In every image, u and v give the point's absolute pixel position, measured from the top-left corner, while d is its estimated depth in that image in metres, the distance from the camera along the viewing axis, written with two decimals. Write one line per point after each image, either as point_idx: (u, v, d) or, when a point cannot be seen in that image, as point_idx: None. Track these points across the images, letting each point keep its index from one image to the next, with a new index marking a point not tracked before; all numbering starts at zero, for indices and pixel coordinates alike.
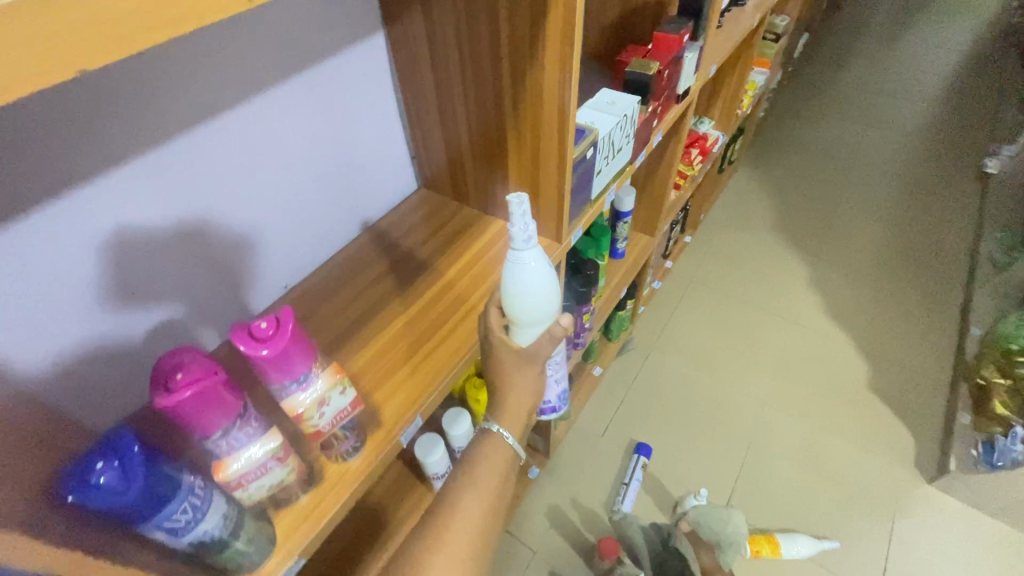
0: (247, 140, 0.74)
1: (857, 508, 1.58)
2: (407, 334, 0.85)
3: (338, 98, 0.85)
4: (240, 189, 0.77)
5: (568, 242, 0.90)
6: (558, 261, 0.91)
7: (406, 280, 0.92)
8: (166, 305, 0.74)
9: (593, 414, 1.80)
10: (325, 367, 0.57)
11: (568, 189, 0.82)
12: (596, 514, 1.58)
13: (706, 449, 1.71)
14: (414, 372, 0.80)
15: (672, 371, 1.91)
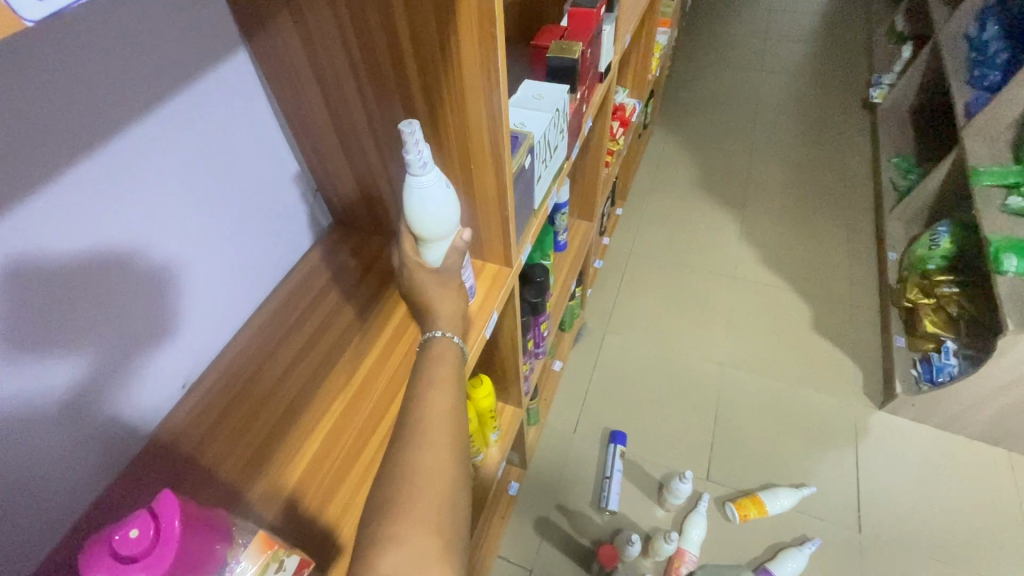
0: (145, 163, 0.61)
1: (825, 448, 1.62)
2: (351, 420, 0.71)
3: (222, 123, 0.69)
4: (145, 220, 0.62)
5: (518, 262, 0.80)
6: (512, 286, 0.80)
7: (335, 348, 0.77)
8: (78, 366, 0.59)
9: (562, 410, 1.73)
10: (246, 547, 0.45)
11: (512, 208, 0.71)
12: (585, 515, 1.52)
13: (678, 421, 1.69)
14: (371, 465, 0.67)
15: (630, 348, 1.88)
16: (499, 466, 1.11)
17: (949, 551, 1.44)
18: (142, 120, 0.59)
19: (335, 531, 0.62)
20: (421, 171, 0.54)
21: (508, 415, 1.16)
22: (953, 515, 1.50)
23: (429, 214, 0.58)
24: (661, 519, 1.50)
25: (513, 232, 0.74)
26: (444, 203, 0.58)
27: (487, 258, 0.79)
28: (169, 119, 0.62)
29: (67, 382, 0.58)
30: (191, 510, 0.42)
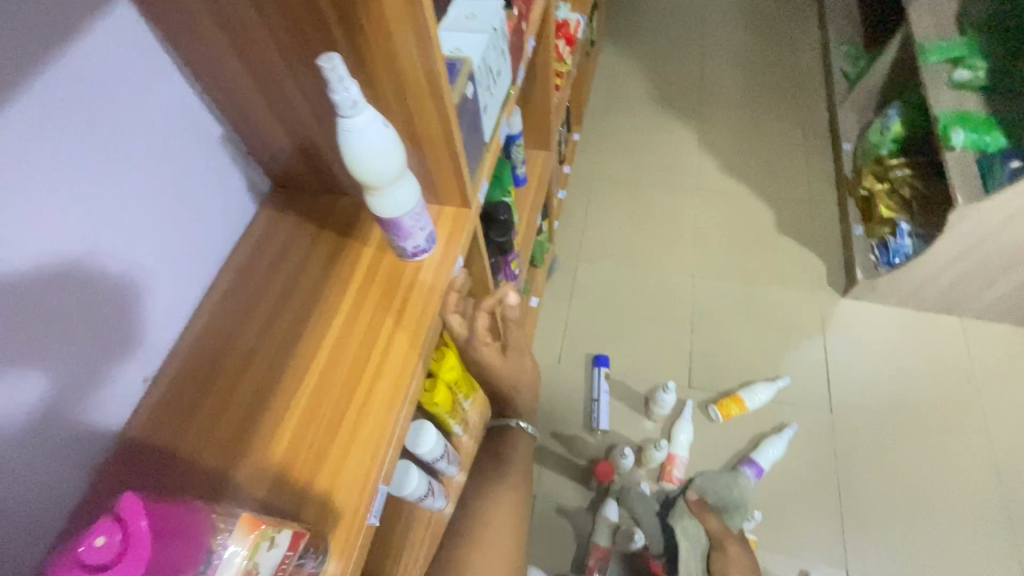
0: (31, 144, 0.53)
1: (796, 341, 1.71)
2: (328, 388, 0.67)
3: (119, 88, 0.61)
4: (51, 212, 0.55)
5: (477, 202, 0.76)
6: (474, 228, 0.77)
7: (300, 318, 0.72)
8: (17, 381, 0.54)
9: (544, 344, 1.76)
10: (230, 531, 0.44)
11: (460, 144, 0.67)
12: (579, 438, 1.59)
13: (656, 337, 1.74)
14: (356, 424, 0.64)
15: (603, 274, 1.89)
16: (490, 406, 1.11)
17: (912, 415, 1.56)
18: (16, 96, 0.51)
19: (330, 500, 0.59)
20: (354, 113, 0.50)
21: None
22: (914, 383, 1.61)
23: (370, 163, 0.53)
24: (650, 430, 1.57)
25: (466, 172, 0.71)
26: (385, 148, 0.53)
27: (444, 202, 0.76)
28: (51, 90, 0.53)
29: (7, 401, 0.54)
30: (154, 504, 0.41)
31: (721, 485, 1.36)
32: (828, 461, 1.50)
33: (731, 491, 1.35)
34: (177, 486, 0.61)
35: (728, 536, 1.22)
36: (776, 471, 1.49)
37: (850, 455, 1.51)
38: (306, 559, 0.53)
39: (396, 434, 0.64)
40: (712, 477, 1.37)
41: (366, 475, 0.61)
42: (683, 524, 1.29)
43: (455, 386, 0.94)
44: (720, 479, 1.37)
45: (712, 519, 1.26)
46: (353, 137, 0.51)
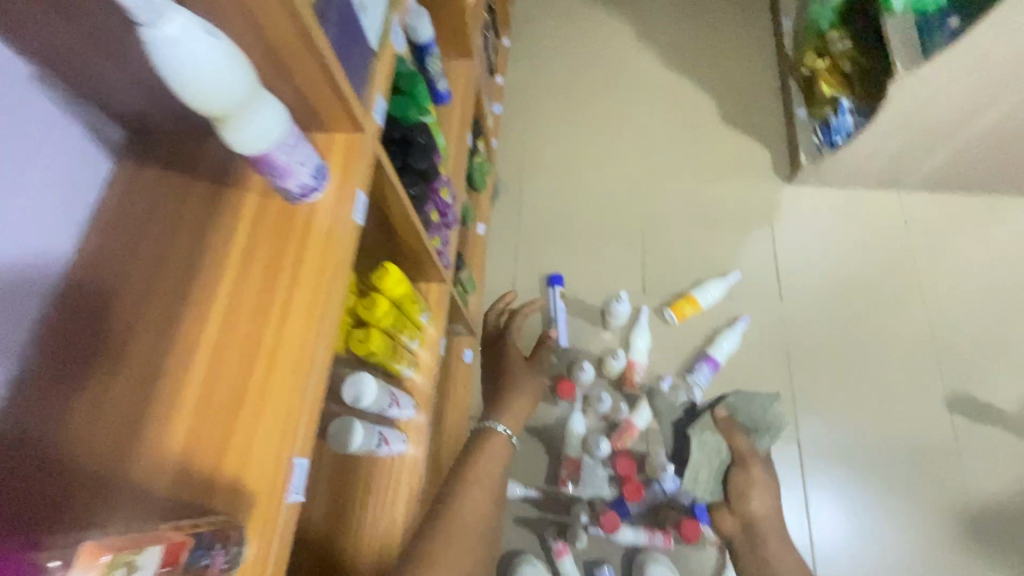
0: None
1: (744, 235, 1.71)
2: (226, 353, 0.52)
3: None
4: None
5: (372, 126, 0.62)
6: (376, 155, 0.63)
7: (185, 272, 0.56)
8: None
9: (497, 271, 1.71)
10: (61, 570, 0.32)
11: (327, 54, 0.52)
12: (541, 358, 1.58)
13: (607, 249, 1.71)
14: (260, 394, 0.50)
15: (548, 191, 1.81)
16: (439, 344, 1.07)
17: (856, 291, 1.61)
18: None
19: (242, 484, 0.48)
20: (153, 17, 0.38)
21: (435, 293, 1.10)
22: (857, 260, 1.65)
23: (199, 80, 0.42)
24: (608, 341, 1.58)
25: (348, 89, 0.57)
26: (213, 60, 0.42)
27: (332, 128, 0.61)
28: None
29: None
30: None
31: (756, 406, 1.33)
32: (779, 346, 1.56)
33: (764, 416, 1.32)
34: (50, 501, 0.48)
35: (752, 458, 1.24)
36: (731, 363, 1.54)
37: (799, 337, 1.57)
38: (210, 558, 0.41)
39: (310, 398, 0.50)
40: (748, 400, 1.34)
41: (280, 451, 0.49)
42: (704, 437, 1.27)
43: (393, 331, 0.87)
44: (756, 403, 1.34)
45: (739, 438, 1.25)
46: (165, 49, 0.40)
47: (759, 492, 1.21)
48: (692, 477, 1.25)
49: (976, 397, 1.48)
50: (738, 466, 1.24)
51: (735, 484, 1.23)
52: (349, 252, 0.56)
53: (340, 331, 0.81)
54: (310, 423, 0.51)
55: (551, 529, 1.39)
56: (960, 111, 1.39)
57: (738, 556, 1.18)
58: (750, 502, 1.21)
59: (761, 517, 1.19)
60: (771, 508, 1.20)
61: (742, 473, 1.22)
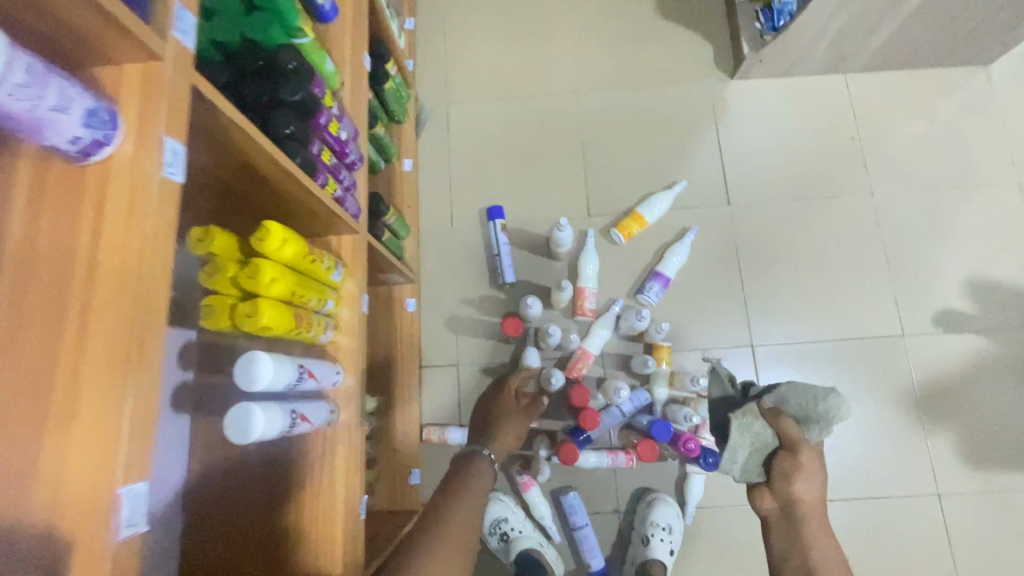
0: None
1: (689, 140, 1.60)
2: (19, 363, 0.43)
3: None
4: None
5: (176, 52, 0.48)
6: (188, 95, 0.49)
7: None
8: None
9: (432, 210, 1.59)
10: None
11: None
12: (489, 297, 1.51)
13: (547, 173, 1.59)
14: (68, 416, 0.42)
15: (478, 114, 1.64)
16: (361, 301, 0.97)
17: (803, 188, 1.55)
18: None
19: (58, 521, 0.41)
20: None
21: (348, 244, 0.98)
22: (804, 155, 1.58)
23: None
24: (556, 269, 1.51)
25: (129, 15, 0.42)
26: None
27: (118, 57, 0.46)
28: None
29: None
30: None
31: (812, 395, 1.06)
32: (729, 254, 1.51)
33: (819, 404, 1.05)
34: None
35: (803, 445, 1.02)
36: (682, 277, 1.50)
37: (748, 243, 1.52)
38: None
39: (130, 417, 0.42)
40: (803, 386, 1.08)
41: (102, 483, 0.42)
42: (745, 420, 1.05)
43: (293, 298, 0.77)
44: (812, 391, 1.07)
45: (791, 427, 1.03)
46: None
47: (809, 471, 1.01)
48: (727, 459, 1.05)
49: (920, 282, 1.48)
50: (789, 459, 1.02)
51: (784, 471, 1.01)
52: (160, 230, 0.46)
53: (223, 304, 0.71)
54: (138, 444, 0.43)
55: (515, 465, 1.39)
56: None
57: (769, 533, 1.02)
58: (794, 485, 1.00)
59: (803, 498, 1.00)
60: (817, 494, 1.00)
61: (790, 459, 1.01)
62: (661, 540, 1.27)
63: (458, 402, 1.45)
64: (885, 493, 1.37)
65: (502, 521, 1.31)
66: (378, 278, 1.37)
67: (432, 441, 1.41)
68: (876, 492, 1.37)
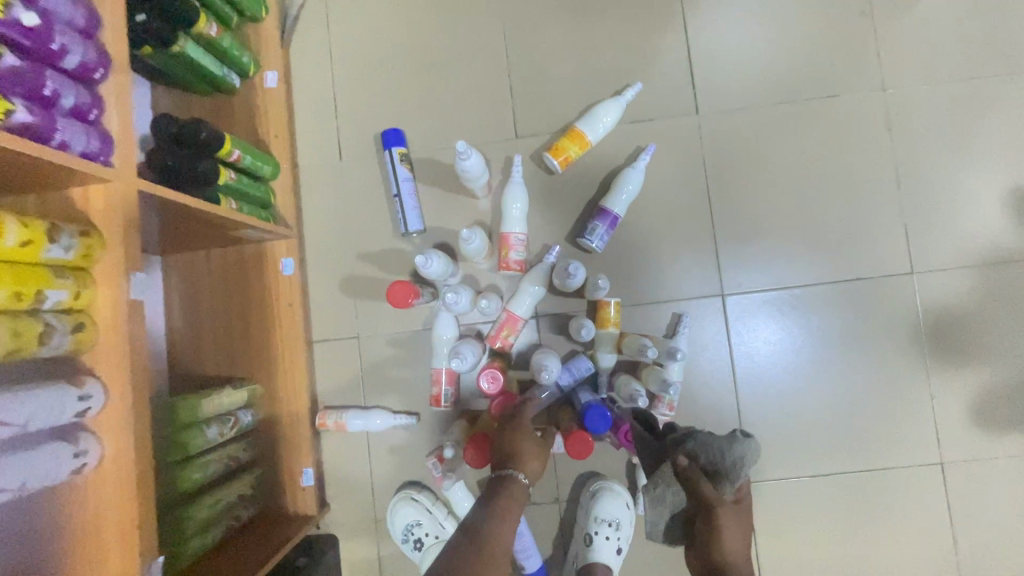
0: None
1: (646, 27, 1.20)
2: None
3: None
4: None
5: None
6: None
7: None
8: None
9: (314, 140, 1.23)
10: None
11: None
12: (391, 249, 1.19)
13: (460, 82, 1.21)
14: None
15: (363, 5, 1.23)
16: (128, 282, 0.65)
17: (791, 85, 1.19)
18: None
19: None
20: None
21: (99, 196, 0.65)
22: (796, 39, 1.19)
23: None
24: (472, 210, 1.18)
25: None
26: None
27: None
28: None
29: None
30: None
31: (717, 448, 0.89)
32: (694, 179, 1.18)
33: (730, 458, 0.88)
34: None
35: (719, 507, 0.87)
36: (634, 213, 1.17)
37: (721, 163, 1.18)
38: None
39: None
40: (707, 437, 0.91)
41: None
42: (658, 492, 1.01)
43: None
44: (717, 442, 0.90)
45: (704, 487, 0.88)
46: None
47: (733, 532, 0.87)
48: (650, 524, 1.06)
49: (938, 204, 1.16)
50: (704, 521, 0.89)
51: (702, 535, 0.89)
52: None
53: None
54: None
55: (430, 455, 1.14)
56: None
57: None
58: (722, 541, 0.87)
59: (733, 563, 0.86)
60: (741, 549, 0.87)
61: (704, 525, 0.89)
62: (607, 539, 1.07)
63: (359, 382, 1.17)
64: (877, 463, 1.14)
65: (415, 526, 1.11)
66: (232, 235, 1.05)
67: (328, 426, 1.14)
68: (868, 463, 1.14)
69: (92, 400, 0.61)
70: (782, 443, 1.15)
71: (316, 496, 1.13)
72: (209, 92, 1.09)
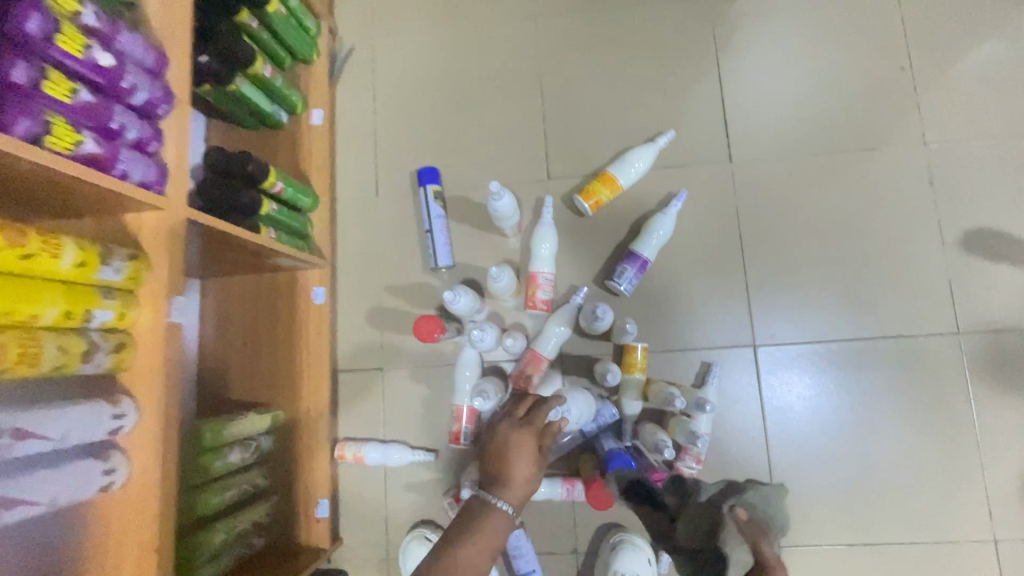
0: None
1: (680, 77, 1.22)
2: None
3: None
4: None
5: None
6: None
7: None
8: None
9: (352, 175, 1.27)
10: None
11: None
12: (419, 282, 1.21)
13: (494, 124, 1.25)
14: None
15: (408, 53, 1.30)
16: (169, 306, 0.67)
17: (827, 139, 1.18)
18: None
19: None
20: None
21: (148, 223, 0.68)
22: (834, 92, 1.19)
23: None
24: (502, 248, 1.19)
25: None
26: None
27: None
28: None
29: None
30: None
31: (767, 507, 1.05)
32: (726, 226, 1.17)
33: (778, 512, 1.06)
34: None
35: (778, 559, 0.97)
36: (664, 257, 1.17)
37: (754, 211, 1.17)
38: None
39: None
40: (758, 494, 1.06)
41: None
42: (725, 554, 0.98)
43: None
44: (762, 501, 1.06)
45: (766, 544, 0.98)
46: None
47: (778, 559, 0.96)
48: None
49: (988, 264, 1.11)
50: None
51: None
52: None
53: None
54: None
55: (446, 494, 1.12)
56: None
57: None
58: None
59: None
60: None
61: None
62: None
63: (380, 414, 1.17)
64: (924, 537, 1.06)
65: None
66: (267, 262, 1.07)
67: (347, 458, 1.14)
68: (916, 535, 1.06)
69: (119, 419, 0.61)
70: (819, 506, 1.08)
71: (330, 529, 1.11)
72: (256, 127, 1.15)
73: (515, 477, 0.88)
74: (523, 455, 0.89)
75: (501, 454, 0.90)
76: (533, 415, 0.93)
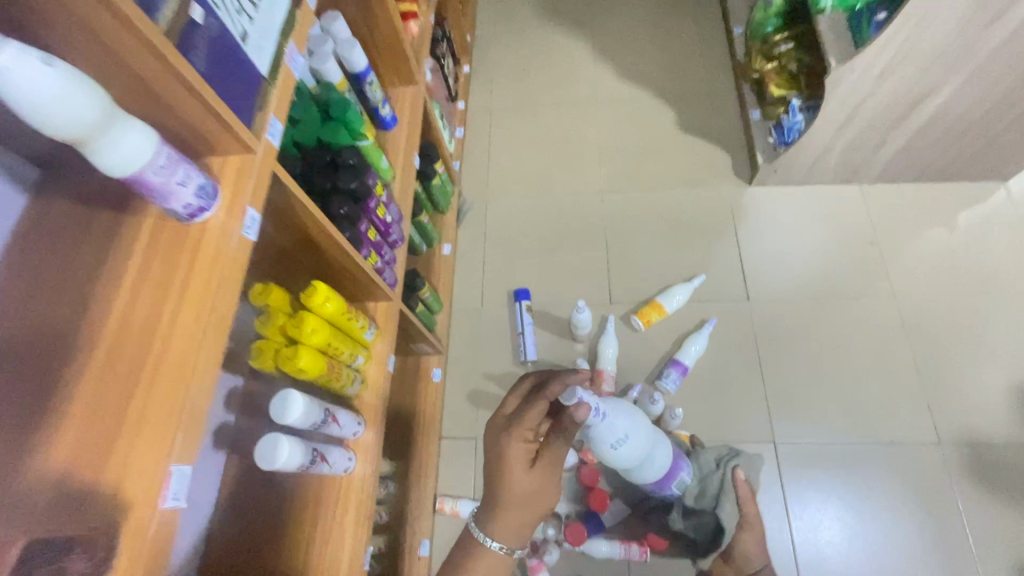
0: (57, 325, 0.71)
1: (707, 239, 1.70)
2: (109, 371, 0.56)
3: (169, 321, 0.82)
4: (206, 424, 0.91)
5: (266, 148, 0.66)
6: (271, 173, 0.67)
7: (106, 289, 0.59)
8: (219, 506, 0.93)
9: (465, 290, 1.73)
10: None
11: (215, 104, 0.57)
12: (509, 372, 1.58)
13: (571, 262, 1.72)
14: (152, 414, 0.54)
15: (511, 210, 1.83)
16: (388, 360, 1.07)
17: (822, 288, 1.59)
18: None
19: (113, 495, 0.52)
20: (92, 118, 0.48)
21: (382, 309, 1.11)
22: (823, 256, 1.63)
23: (108, 143, 0.50)
24: (575, 351, 1.58)
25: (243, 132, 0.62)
26: (128, 144, 0.51)
27: (226, 153, 0.64)
28: None
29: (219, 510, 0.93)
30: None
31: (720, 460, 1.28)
32: (747, 347, 1.54)
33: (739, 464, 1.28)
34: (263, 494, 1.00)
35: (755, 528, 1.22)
36: (699, 367, 1.53)
37: (767, 336, 1.55)
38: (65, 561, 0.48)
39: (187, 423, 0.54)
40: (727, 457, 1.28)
41: (155, 466, 0.52)
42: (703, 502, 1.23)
43: (329, 348, 0.89)
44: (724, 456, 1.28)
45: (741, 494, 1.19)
46: (106, 139, 0.50)
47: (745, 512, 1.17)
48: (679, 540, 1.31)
49: (957, 391, 1.42)
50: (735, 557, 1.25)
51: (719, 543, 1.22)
52: (231, 293, 0.60)
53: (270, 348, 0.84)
54: (196, 420, 0.55)
55: None
56: (901, 106, 1.36)
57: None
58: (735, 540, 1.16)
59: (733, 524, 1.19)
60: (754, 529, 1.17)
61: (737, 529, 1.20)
62: None
63: (472, 475, 1.47)
64: None
65: None
66: (408, 346, 1.49)
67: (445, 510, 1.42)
68: None
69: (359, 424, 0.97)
70: None
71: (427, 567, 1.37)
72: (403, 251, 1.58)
73: (504, 487, 0.83)
74: (510, 458, 0.83)
75: (491, 460, 0.85)
76: (521, 416, 0.85)
